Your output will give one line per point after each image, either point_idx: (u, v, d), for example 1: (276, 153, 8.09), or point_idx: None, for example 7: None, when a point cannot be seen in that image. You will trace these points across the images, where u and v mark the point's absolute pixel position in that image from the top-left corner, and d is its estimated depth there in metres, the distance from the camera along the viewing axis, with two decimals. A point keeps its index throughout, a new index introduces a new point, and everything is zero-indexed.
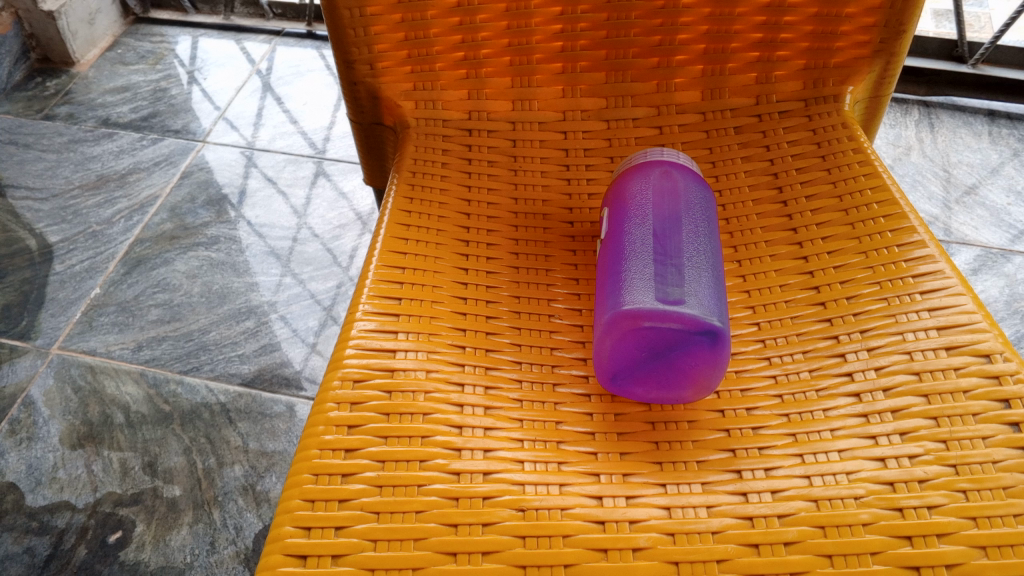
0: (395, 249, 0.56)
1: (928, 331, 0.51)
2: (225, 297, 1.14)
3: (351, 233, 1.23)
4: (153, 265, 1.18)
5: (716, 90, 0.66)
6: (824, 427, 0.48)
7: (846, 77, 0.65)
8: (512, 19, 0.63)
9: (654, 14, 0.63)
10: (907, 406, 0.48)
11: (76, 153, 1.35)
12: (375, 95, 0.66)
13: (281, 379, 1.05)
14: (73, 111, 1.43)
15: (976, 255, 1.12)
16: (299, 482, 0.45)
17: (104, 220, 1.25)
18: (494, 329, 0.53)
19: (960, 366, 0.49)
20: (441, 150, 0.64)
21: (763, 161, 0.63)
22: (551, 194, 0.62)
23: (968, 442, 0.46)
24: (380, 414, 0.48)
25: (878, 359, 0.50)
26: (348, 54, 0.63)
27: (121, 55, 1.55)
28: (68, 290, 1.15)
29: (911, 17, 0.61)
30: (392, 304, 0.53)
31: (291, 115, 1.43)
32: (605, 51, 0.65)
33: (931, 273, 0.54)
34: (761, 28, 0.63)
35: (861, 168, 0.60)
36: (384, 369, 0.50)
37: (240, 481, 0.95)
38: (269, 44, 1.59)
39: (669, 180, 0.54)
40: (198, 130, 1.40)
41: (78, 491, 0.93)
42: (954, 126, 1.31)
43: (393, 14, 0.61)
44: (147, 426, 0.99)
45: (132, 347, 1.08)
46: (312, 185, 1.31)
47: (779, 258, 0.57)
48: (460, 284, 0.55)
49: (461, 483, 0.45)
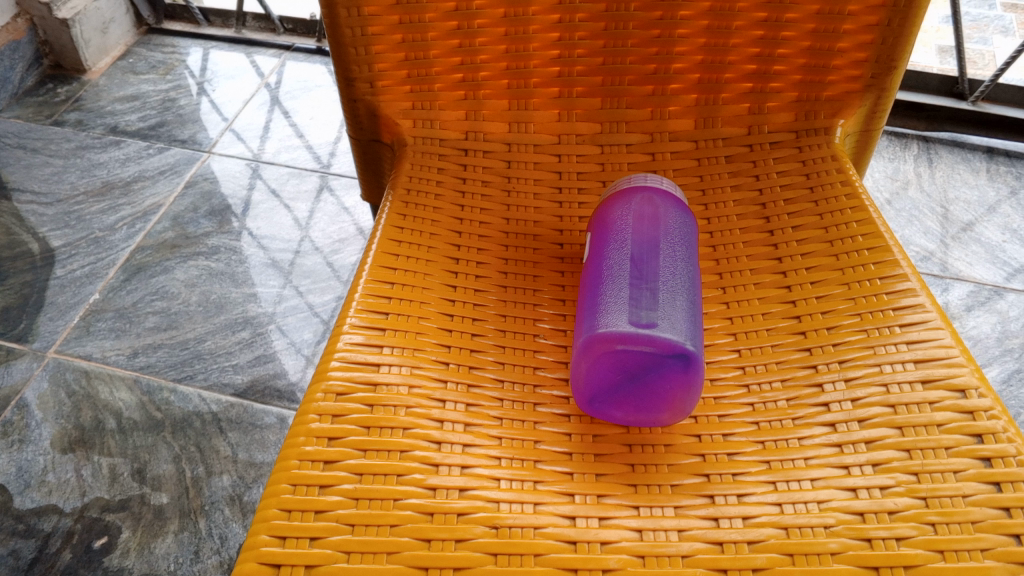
0: (384, 265, 0.57)
1: (905, 364, 0.51)
2: (222, 307, 1.15)
3: (351, 247, 1.24)
4: (152, 273, 1.19)
5: (709, 119, 0.67)
6: (799, 456, 0.48)
7: (838, 110, 0.66)
8: (510, 43, 0.63)
9: (650, 42, 0.63)
10: (881, 438, 0.48)
11: (83, 159, 1.37)
12: (374, 112, 0.67)
13: (273, 390, 1.06)
14: (82, 118, 1.45)
15: (969, 291, 1.12)
16: (276, 492, 0.45)
17: (107, 226, 1.26)
18: (478, 346, 0.54)
19: (936, 400, 0.49)
20: (436, 168, 0.65)
21: (751, 191, 0.63)
22: (542, 215, 0.63)
23: (940, 475, 0.46)
24: (359, 426, 0.48)
25: (855, 391, 0.51)
26: (348, 72, 0.64)
27: (132, 64, 1.57)
28: (68, 295, 1.16)
29: (903, 53, 0.62)
30: (378, 318, 0.54)
31: (297, 129, 1.45)
32: (601, 77, 0.66)
33: (912, 306, 0.54)
34: (755, 59, 0.64)
35: (849, 201, 0.61)
36: (367, 383, 0.50)
37: (227, 491, 0.95)
38: (278, 58, 1.60)
39: (650, 206, 0.55)
40: (204, 141, 1.41)
41: (66, 495, 0.94)
42: (952, 162, 1.32)
43: (393, 34, 0.62)
44: (137, 432, 1.00)
45: (128, 353, 1.09)
46: (315, 199, 1.32)
47: (763, 287, 0.58)
48: (447, 301, 0.56)
49: (436, 499, 0.46)
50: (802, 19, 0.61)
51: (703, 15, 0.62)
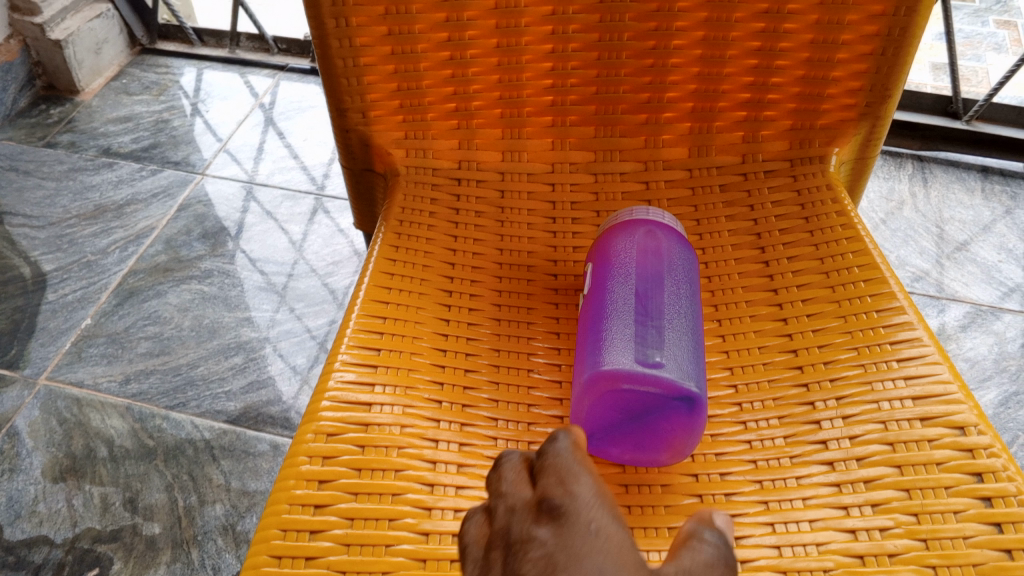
0: (376, 298, 0.56)
1: (903, 401, 0.50)
2: (215, 331, 1.14)
3: (345, 270, 1.23)
4: (144, 297, 1.18)
5: (703, 148, 0.66)
6: (797, 496, 0.47)
7: (832, 138, 0.65)
8: (503, 73, 0.62)
9: (644, 71, 0.63)
10: (879, 477, 0.47)
11: (75, 182, 1.36)
12: (365, 142, 0.66)
13: (266, 417, 1.04)
14: (75, 139, 1.44)
15: (965, 312, 1.12)
16: (266, 538, 0.44)
17: (99, 250, 1.25)
18: (471, 384, 0.53)
19: (935, 438, 0.48)
20: (428, 199, 0.64)
21: (746, 221, 0.62)
22: (536, 246, 0.62)
23: (940, 516, 0.45)
24: (352, 469, 0.47)
25: (852, 428, 0.50)
26: (341, 103, 0.63)
27: (125, 85, 1.56)
28: (59, 320, 1.15)
29: (897, 82, 0.61)
30: (370, 355, 0.53)
31: (292, 150, 1.44)
32: (594, 107, 0.65)
33: (908, 340, 0.53)
34: (750, 88, 0.63)
35: (843, 232, 0.60)
36: (359, 423, 0.49)
37: (220, 521, 0.94)
38: (272, 78, 1.59)
39: (653, 240, 0.54)
40: (197, 163, 1.40)
41: (57, 526, 0.93)
42: (947, 180, 1.31)
43: (384, 66, 0.61)
44: (129, 460, 0.99)
45: (120, 380, 1.08)
46: (309, 221, 1.31)
47: (758, 320, 0.56)
48: (441, 335, 0.55)
49: (429, 544, 0.45)
50: (796, 48, 0.60)
51: (697, 44, 0.61)
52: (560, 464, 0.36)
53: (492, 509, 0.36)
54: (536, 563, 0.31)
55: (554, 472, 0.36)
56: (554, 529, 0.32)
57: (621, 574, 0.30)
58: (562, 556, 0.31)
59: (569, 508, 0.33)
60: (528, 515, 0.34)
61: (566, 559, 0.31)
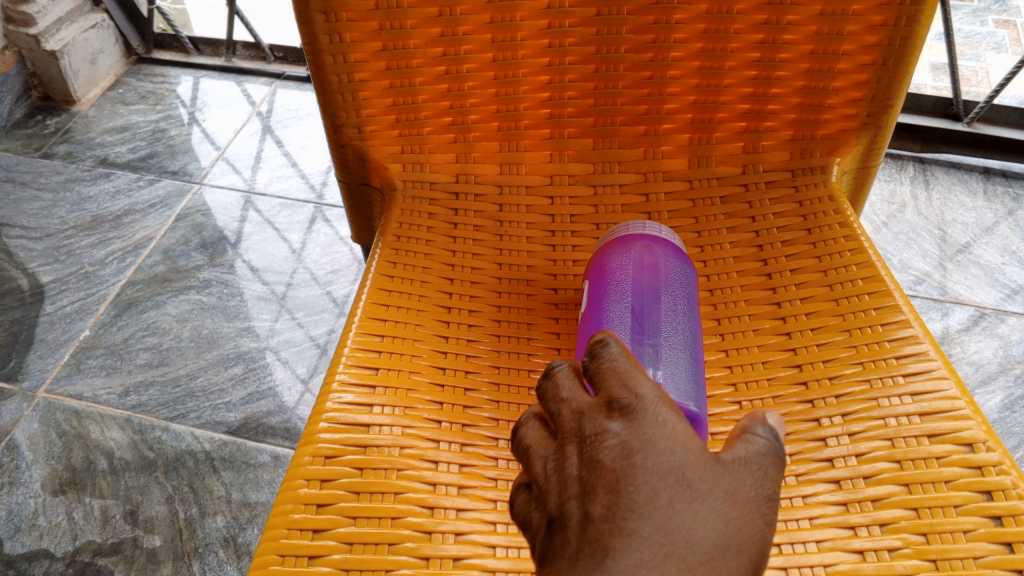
0: (374, 316, 0.56)
1: (910, 417, 0.50)
2: (214, 342, 1.14)
3: (345, 279, 1.23)
4: (143, 308, 1.18)
5: (703, 159, 0.66)
6: (804, 515, 0.47)
7: (833, 148, 0.65)
8: (500, 86, 0.62)
9: (642, 84, 0.63)
10: (887, 496, 0.47)
11: (72, 193, 1.36)
12: (363, 157, 0.66)
13: (266, 428, 1.04)
14: (71, 150, 1.44)
15: (969, 315, 1.12)
16: (265, 563, 0.44)
17: (97, 261, 1.25)
18: (472, 402, 0.53)
19: (942, 455, 0.48)
20: (427, 214, 0.64)
21: (747, 232, 0.62)
22: (536, 259, 0.62)
23: (950, 535, 0.45)
24: (350, 492, 0.47)
25: (859, 445, 0.49)
26: (336, 118, 0.63)
27: (122, 95, 1.56)
28: (57, 332, 1.15)
29: (898, 92, 0.61)
30: (368, 374, 0.52)
31: (290, 158, 1.44)
32: (593, 119, 0.65)
33: (915, 354, 0.53)
34: (749, 99, 0.63)
35: (847, 243, 0.60)
36: (357, 445, 0.49)
37: (221, 533, 0.94)
38: (269, 86, 1.59)
39: (649, 255, 0.54)
40: (195, 172, 1.40)
41: (57, 539, 0.93)
42: (949, 183, 1.31)
43: (381, 81, 0.61)
44: (129, 472, 0.99)
45: (119, 392, 1.07)
46: (309, 229, 1.31)
47: (761, 333, 0.56)
48: (440, 352, 0.55)
49: (429, 569, 0.45)
50: (795, 59, 0.60)
51: (695, 56, 0.61)
52: (620, 361, 0.39)
53: (556, 413, 0.39)
54: (613, 451, 0.35)
55: (615, 373, 0.38)
56: (625, 421, 0.36)
57: (691, 455, 0.35)
58: (635, 443, 0.35)
59: (637, 401, 0.37)
60: (599, 409, 0.37)
61: (639, 445, 0.35)
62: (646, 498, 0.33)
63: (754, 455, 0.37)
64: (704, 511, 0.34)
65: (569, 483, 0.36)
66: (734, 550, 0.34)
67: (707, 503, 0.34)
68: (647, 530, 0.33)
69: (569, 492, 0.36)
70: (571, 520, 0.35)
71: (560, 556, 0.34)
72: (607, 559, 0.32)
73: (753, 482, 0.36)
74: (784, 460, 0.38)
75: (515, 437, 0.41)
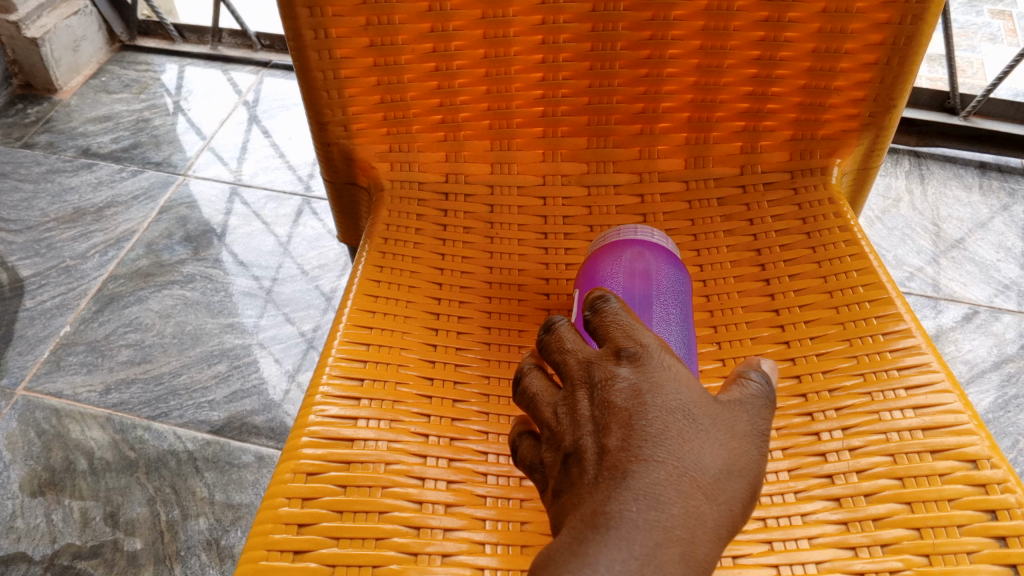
0: (359, 323, 0.54)
1: (912, 432, 0.48)
2: (198, 339, 1.11)
3: (331, 273, 1.20)
4: (125, 303, 1.15)
5: (699, 159, 0.64)
6: (802, 535, 0.45)
7: (834, 149, 0.63)
8: (491, 83, 0.60)
9: (638, 82, 0.61)
10: (889, 515, 0.45)
11: (53, 184, 1.33)
12: (348, 155, 0.63)
13: (250, 427, 1.02)
14: (53, 140, 1.41)
15: (963, 312, 1.10)
16: None
17: (78, 254, 1.22)
18: (460, 414, 0.51)
19: (945, 472, 0.46)
20: (415, 215, 0.62)
21: (745, 235, 0.60)
22: (527, 263, 0.60)
23: (954, 557, 0.43)
24: (333, 511, 0.45)
25: (859, 461, 0.47)
26: (320, 116, 0.60)
27: (105, 83, 1.53)
28: (37, 327, 1.12)
29: (902, 92, 0.59)
30: (353, 385, 0.51)
31: (277, 149, 1.41)
32: (586, 117, 0.63)
33: (917, 365, 0.51)
34: (748, 98, 0.61)
35: (848, 247, 0.58)
36: (341, 461, 0.47)
37: (204, 535, 0.92)
38: (256, 75, 1.56)
39: (641, 262, 0.52)
40: (179, 163, 1.37)
41: (35, 542, 0.91)
42: (944, 178, 1.30)
43: (367, 77, 0.59)
44: (110, 473, 0.96)
45: (100, 390, 1.05)
46: (295, 222, 1.28)
47: (760, 341, 0.54)
48: (428, 362, 0.53)
49: None
50: (797, 58, 0.58)
51: (693, 53, 0.59)
52: (623, 316, 0.43)
53: (562, 363, 0.43)
54: (624, 392, 0.39)
55: (618, 326, 0.42)
56: (633, 365, 0.40)
57: (696, 395, 0.39)
58: (645, 383, 0.39)
59: (642, 348, 0.41)
60: (607, 356, 0.41)
61: (648, 386, 0.39)
62: (658, 428, 0.37)
63: (748, 397, 0.41)
64: (709, 443, 0.37)
65: (582, 421, 0.40)
66: (737, 475, 0.37)
67: (712, 434, 0.38)
68: (662, 454, 0.36)
69: (583, 428, 0.40)
70: (587, 453, 0.38)
71: (581, 483, 0.37)
72: (626, 480, 0.36)
73: (750, 419, 0.40)
74: (775, 403, 0.42)
75: (520, 386, 0.44)
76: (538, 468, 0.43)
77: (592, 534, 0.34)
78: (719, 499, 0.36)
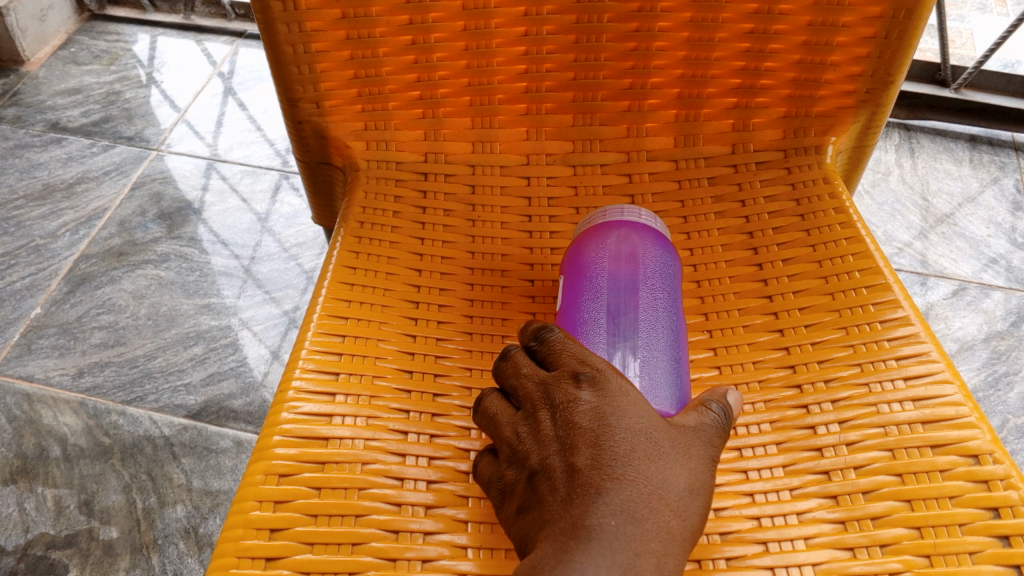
0: (334, 313, 0.51)
1: (912, 426, 0.46)
2: (173, 320, 1.08)
3: (310, 252, 1.17)
4: (97, 283, 1.12)
5: (689, 137, 0.62)
6: (798, 536, 0.43)
7: (829, 126, 0.61)
8: (471, 58, 0.57)
9: (625, 56, 0.58)
10: (888, 513, 0.43)
11: (21, 160, 1.28)
12: (321, 134, 0.60)
13: (228, 412, 1.00)
14: (20, 113, 1.36)
15: (953, 289, 1.09)
16: None
17: (48, 233, 1.18)
18: (440, 409, 0.48)
19: (946, 467, 0.44)
20: (392, 197, 0.59)
21: (737, 217, 0.58)
22: (511, 247, 0.57)
23: (956, 558, 0.41)
24: (307, 515, 0.43)
25: (857, 457, 0.46)
26: (291, 92, 0.57)
27: (74, 54, 1.48)
28: (6, 309, 1.09)
29: (900, 67, 0.57)
30: (328, 380, 0.48)
31: (253, 122, 1.37)
32: (572, 93, 0.60)
33: (915, 355, 0.49)
34: (740, 73, 0.58)
35: (843, 230, 0.56)
36: (315, 462, 0.45)
37: (182, 523, 0.90)
38: (230, 46, 1.52)
39: (627, 245, 0.51)
40: (152, 138, 1.33)
41: (7, 532, 0.88)
42: (935, 151, 1.27)
43: (340, 51, 0.55)
44: (84, 460, 0.94)
45: (72, 373, 1.02)
46: (273, 198, 1.25)
47: (753, 329, 0.52)
48: (407, 353, 0.51)
49: None
50: (791, 32, 0.56)
51: (683, 25, 0.56)
52: (574, 344, 0.42)
53: (518, 387, 0.43)
54: (587, 415, 0.40)
55: (571, 353, 0.42)
56: (593, 389, 0.40)
57: (657, 418, 0.40)
58: (607, 407, 0.39)
59: (599, 372, 0.41)
60: (564, 379, 0.41)
61: (610, 409, 0.39)
62: (625, 450, 0.38)
63: (703, 423, 0.41)
64: (673, 464, 0.38)
65: (546, 441, 0.40)
66: (697, 493, 0.38)
67: (672, 456, 0.39)
68: (631, 474, 0.37)
69: (548, 449, 0.40)
70: (555, 472, 0.39)
71: (552, 502, 0.38)
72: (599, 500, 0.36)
73: (703, 443, 0.40)
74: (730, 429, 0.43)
75: (478, 408, 0.43)
76: (493, 485, 0.41)
77: (571, 552, 0.35)
78: (685, 516, 0.37)
